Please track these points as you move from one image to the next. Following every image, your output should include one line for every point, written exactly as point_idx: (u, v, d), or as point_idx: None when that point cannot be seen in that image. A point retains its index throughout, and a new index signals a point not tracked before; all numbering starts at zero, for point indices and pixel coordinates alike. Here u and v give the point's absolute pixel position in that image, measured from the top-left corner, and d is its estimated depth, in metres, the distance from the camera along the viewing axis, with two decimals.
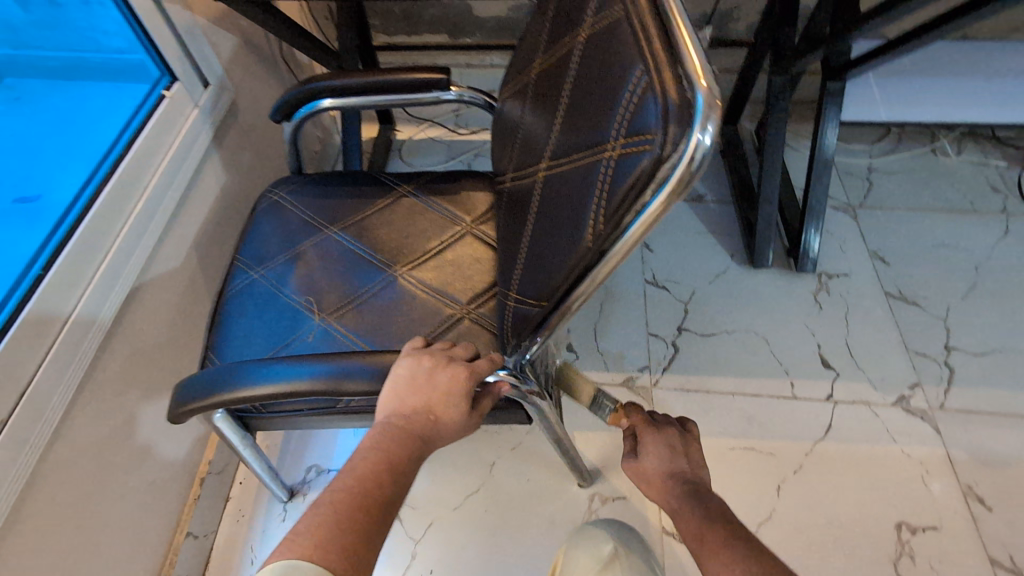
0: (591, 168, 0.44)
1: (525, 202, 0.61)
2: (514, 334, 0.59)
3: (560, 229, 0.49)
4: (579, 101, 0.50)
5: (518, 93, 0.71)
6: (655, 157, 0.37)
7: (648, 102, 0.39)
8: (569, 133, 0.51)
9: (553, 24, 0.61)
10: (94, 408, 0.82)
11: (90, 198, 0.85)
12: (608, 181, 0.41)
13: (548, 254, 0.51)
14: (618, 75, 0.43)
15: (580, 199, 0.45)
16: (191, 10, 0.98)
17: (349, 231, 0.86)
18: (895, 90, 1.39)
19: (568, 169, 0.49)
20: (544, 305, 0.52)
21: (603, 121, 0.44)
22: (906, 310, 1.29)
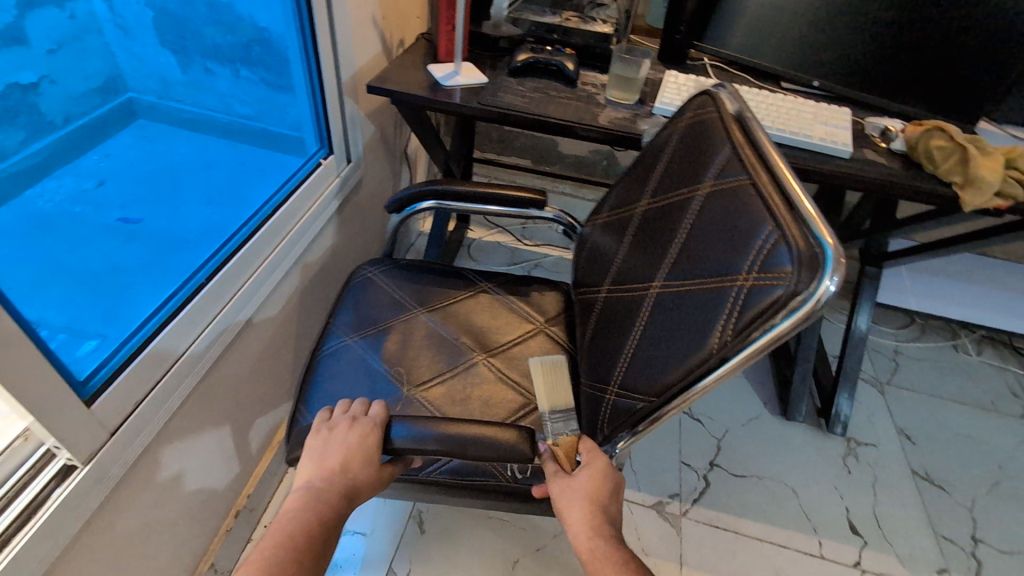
0: (721, 292, 0.56)
1: (630, 313, 0.72)
2: (612, 424, 0.67)
3: (681, 337, 0.60)
4: (699, 241, 0.63)
5: (614, 224, 0.86)
6: (792, 291, 0.49)
7: (781, 250, 0.51)
8: (687, 264, 0.64)
9: (662, 179, 0.77)
10: (189, 415, 0.88)
11: (247, 234, 0.97)
12: (740, 304, 0.53)
13: (662, 355, 0.61)
14: (746, 226, 0.56)
15: (707, 315, 0.57)
16: (358, 104, 1.20)
17: (435, 315, 0.96)
18: (924, 285, 1.55)
19: (689, 291, 0.61)
20: (657, 399, 0.61)
21: (731, 258, 0.57)
22: (932, 492, 1.32)
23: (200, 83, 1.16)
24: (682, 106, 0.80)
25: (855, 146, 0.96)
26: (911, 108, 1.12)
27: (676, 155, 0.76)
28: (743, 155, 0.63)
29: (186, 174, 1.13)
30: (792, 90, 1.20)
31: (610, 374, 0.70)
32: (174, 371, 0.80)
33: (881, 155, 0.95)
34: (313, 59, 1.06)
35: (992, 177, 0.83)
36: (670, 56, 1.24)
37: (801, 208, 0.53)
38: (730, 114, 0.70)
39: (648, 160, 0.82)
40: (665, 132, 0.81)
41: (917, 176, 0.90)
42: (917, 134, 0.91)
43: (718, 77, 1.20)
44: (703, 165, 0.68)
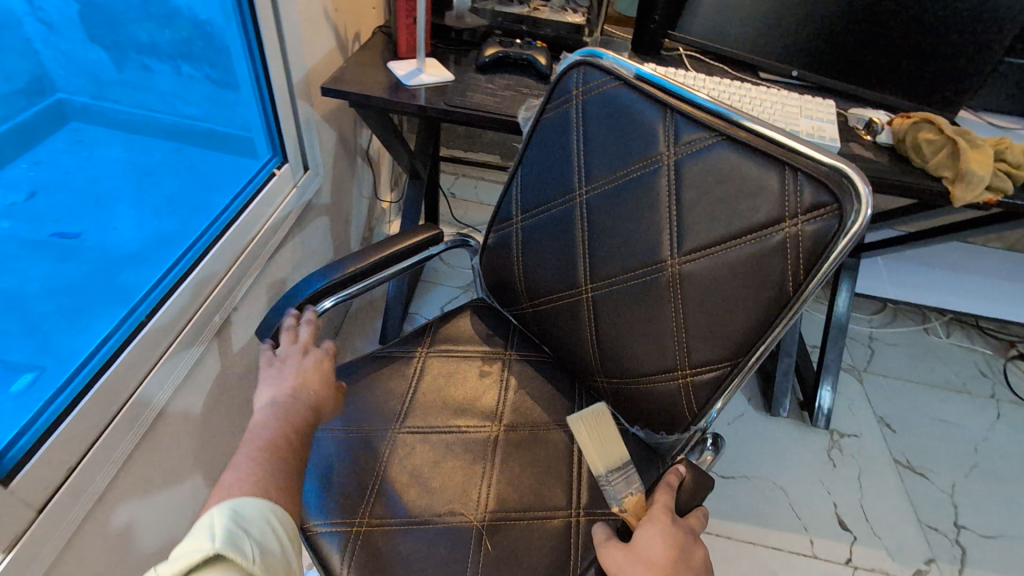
0: (769, 246, 0.60)
1: (645, 298, 0.71)
2: (695, 401, 0.71)
3: (739, 297, 0.63)
4: (700, 209, 0.64)
5: (545, 224, 0.80)
6: (847, 219, 0.55)
7: (808, 184, 0.57)
8: (698, 232, 0.65)
9: (591, 161, 0.74)
10: (138, 467, 0.80)
11: (193, 259, 0.89)
12: (799, 246, 0.58)
13: (719, 319, 0.65)
14: (756, 177, 0.60)
15: (760, 269, 0.61)
16: (313, 106, 1.10)
17: (418, 422, 0.79)
18: (899, 273, 1.55)
19: (723, 258, 0.63)
20: (737, 364, 0.66)
21: (754, 213, 0.60)
22: (915, 481, 1.33)
23: (136, 80, 0.89)
24: (562, 81, 0.76)
25: (841, 141, 0.92)
26: (892, 98, 1.09)
27: (597, 135, 0.73)
28: (689, 115, 0.64)
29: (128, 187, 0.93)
30: (772, 81, 1.15)
31: (662, 361, 0.71)
32: (111, 430, 0.72)
33: (866, 149, 0.92)
34: (258, 61, 0.96)
35: (982, 170, 0.80)
36: (645, 46, 1.18)
37: (789, 142, 0.58)
38: (629, 79, 0.69)
39: (563, 148, 0.77)
40: (556, 113, 0.77)
41: (905, 171, 0.87)
42: (905, 127, 0.88)
43: (696, 69, 1.15)
44: (645, 137, 0.68)
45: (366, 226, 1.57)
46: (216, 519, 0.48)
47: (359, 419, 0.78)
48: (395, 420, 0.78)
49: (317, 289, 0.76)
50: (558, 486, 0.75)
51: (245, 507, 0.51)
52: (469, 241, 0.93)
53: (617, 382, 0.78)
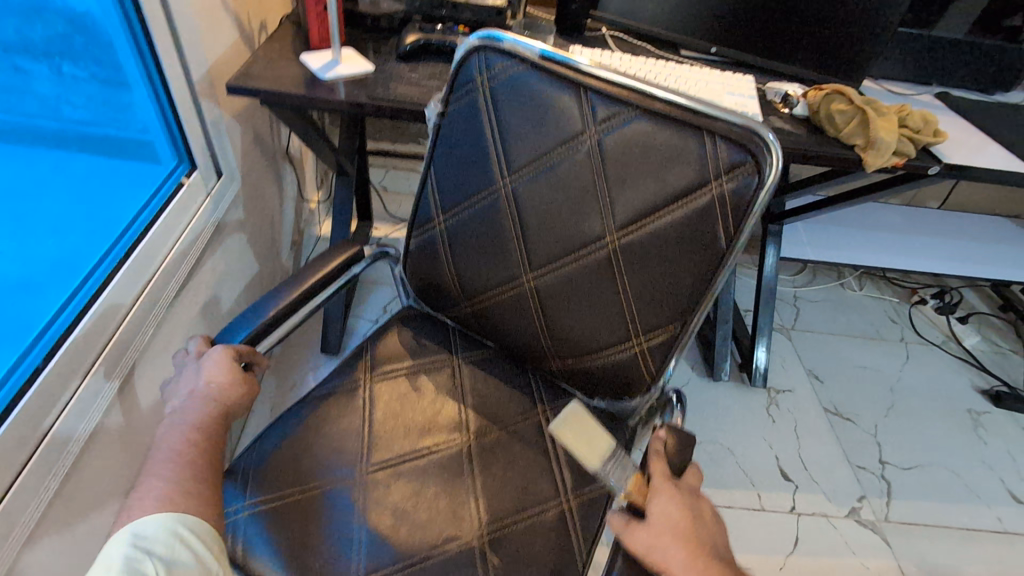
0: (699, 209, 0.61)
1: (590, 279, 0.71)
2: (654, 365, 0.73)
3: (679, 264, 0.64)
4: (627, 187, 0.63)
5: (471, 219, 0.76)
6: (765, 174, 0.56)
7: (725, 146, 0.57)
8: (630, 209, 0.64)
9: (508, 147, 0.70)
10: (54, 518, 0.72)
11: (95, 288, 0.80)
12: (726, 207, 0.59)
13: (663, 286, 0.67)
14: (678, 145, 0.59)
15: (695, 233, 0.62)
16: (220, 106, 1.01)
17: (377, 445, 0.77)
18: (818, 234, 1.64)
19: (656, 230, 0.64)
20: (683, 324, 0.68)
21: (682, 180, 0.60)
22: (844, 426, 1.44)
23: (8, 83, 0.68)
24: (462, 69, 0.69)
25: (762, 115, 0.96)
26: (803, 70, 1.14)
27: (510, 124, 0.68)
28: (602, 91, 0.62)
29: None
30: (693, 58, 1.18)
31: (616, 334, 0.73)
32: (15, 489, 0.64)
33: (785, 122, 0.96)
34: (149, 59, 0.88)
35: (889, 137, 0.87)
36: (568, 27, 1.16)
37: (700, 107, 0.57)
38: (533, 60, 0.64)
39: (477, 139, 0.71)
40: (461, 104, 0.71)
41: (821, 141, 0.92)
42: (819, 100, 0.92)
43: (620, 49, 1.15)
44: (560, 119, 0.65)
45: (294, 229, 1.49)
46: (114, 549, 0.50)
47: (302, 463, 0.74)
48: (357, 460, 0.75)
49: (242, 339, 0.70)
50: (526, 483, 0.75)
51: (144, 526, 0.52)
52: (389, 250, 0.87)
53: (573, 362, 0.79)
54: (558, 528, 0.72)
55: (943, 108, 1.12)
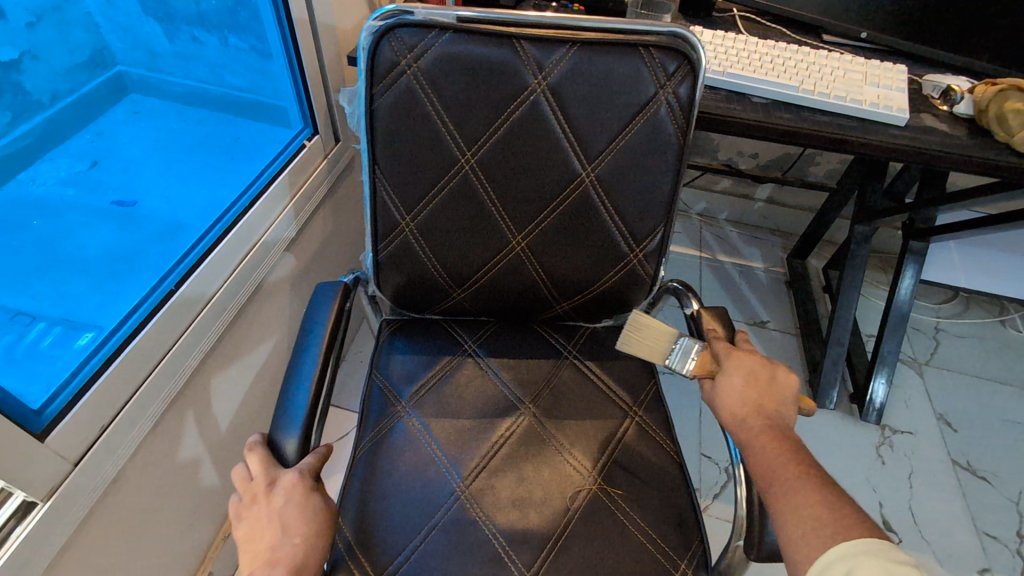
0: (655, 116, 0.66)
1: (574, 218, 0.73)
2: (649, 273, 0.79)
3: (650, 173, 0.70)
4: (590, 124, 0.66)
5: (445, 208, 0.72)
6: (696, 61, 0.63)
7: (659, 55, 0.63)
8: (600, 142, 0.67)
9: (462, 120, 0.66)
10: (174, 422, 0.84)
11: (221, 231, 0.90)
12: (677, 106, 0.65)
13: (637, 197, 0.71)
14: (620, 69, 0.63)
15: (656, 139, 0.67)
16: (345, 77, 1.09)
17: (445, 402, 0.77)
18: (975, 257, 1.37)
19: (624, 149, 0.68)
20: (664, 223, 0.74)
21: (633, 98, 0.64)
22: (976, 485, 1.23)
23: None
24: (375, 59, 0.63)
25: (912, 111, 0.83)
26: (976, 62, 0.96)
27: (456, 97, 0.64)
28: (537, 39, 0.62)
29: (173, 161, 1.02)
30: (837, 44, 1.03)
31: (609, 259, 0.77)
32: (143, 393, 0.75)
33: (941, 121, 0.82)
34: (286, 29, 0.94)
35: None
36: (691, 9, 1.08)
37: (616, 29, 0.61)
38: (451, 26, 0.61)
39: (427, 124, 0.66)
40: (391, 97, 0.64)
41: (985, 147, 0.77)
42: (989, 96, 0.77)
43: (750, 32, 1.04)
44: (506, 74, 0.63)
45: None
46: None
47: (395, 511, 0.66)
48: (446, 477, 0.70)
49: (299, 424, 0.61)
50: (596, 461, 0.72)
51: None
52: (358, 277, 0.77)
53: (575, 300, 0.82)
54: (674, 519, 0.67)
55: None
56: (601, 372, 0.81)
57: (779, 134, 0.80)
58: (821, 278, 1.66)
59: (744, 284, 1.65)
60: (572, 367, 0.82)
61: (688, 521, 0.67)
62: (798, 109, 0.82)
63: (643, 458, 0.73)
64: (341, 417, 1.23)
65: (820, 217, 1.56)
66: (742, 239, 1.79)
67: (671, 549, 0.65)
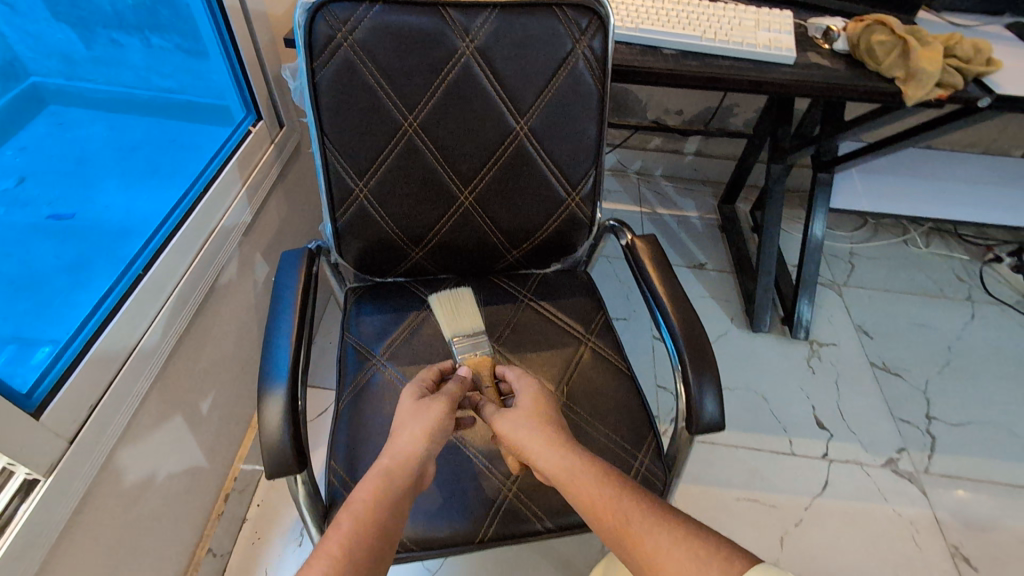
0: (575, 68, 0.74)
1: (514, 169, 0.80)
2: (588, 215, 0.87)
3: (577, 122, 0.78)
4: (519, 81, 0.74)
5: (395, 171, 0.78)
6: (605, 17, 0.72)
7: (572, 13, 0.71)
8: (529, 97, 0.75)
9: (401, 86, 0.72)
10: (155, 406, 0.87)
11: (179, 219, 0.93)
12: (593, 57, 0.73)
13: (568, 145, 0.79)
14: (539, 28, 0.71)
15: (578, 89, 0.75)
16: (281, 62, 1.11)
17: (416, 352, 0.83)
18: (875, 183, 1.54)
19: (552, 100, 0.75)
20: (596, 166, 0.82)
21: (553, 53, 0.72)
22: (891, 381, 1.41)
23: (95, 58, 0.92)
24: (313, 35, 0.67)
25: (799, 51, 0.94)
26: (851, 5, 1.08)
27: (393, 65, 0.70)
28: (460, 5, 0.68)
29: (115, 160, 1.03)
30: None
31: (550, 205, 0.84)
32: (123, 376, 0.78)
33: (824, 57, 0.94)
34: (219, 19, 0.97)
35: (931, 68, 0.84)
36: None
37: None
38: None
39: (368, 93, 0.71)
40: (332, 70, 0.69)
41: (861, 75, 0.90)
42: (858, 32, 0.90)
43: None
44: (438, 40, 0.69)
45: None
46: None
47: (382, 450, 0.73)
48: None
49: (287, 375, 0.62)
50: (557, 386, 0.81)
51: None
52: (321, 246, 0.81)
53: (525, 248, 0.89)
54: (629, 422, 0.77)
55: (1010, 40, 1.05)
56: (555, 310, 0.90)
57: (688, 80, 0.89)
58: (749, 220, 1.81)
59: (681, 232, 1.78)
60: (529, 308, 0.90)
61: (640, 422, 0.78)
62: (703, 57, 0.92)
63: (598, 376, 0.82)
64: (317, 396, 1.27)
65: (742, 162, 1.70)
66: (677, 191, 1.92)
67: (629, 443, 0.75)
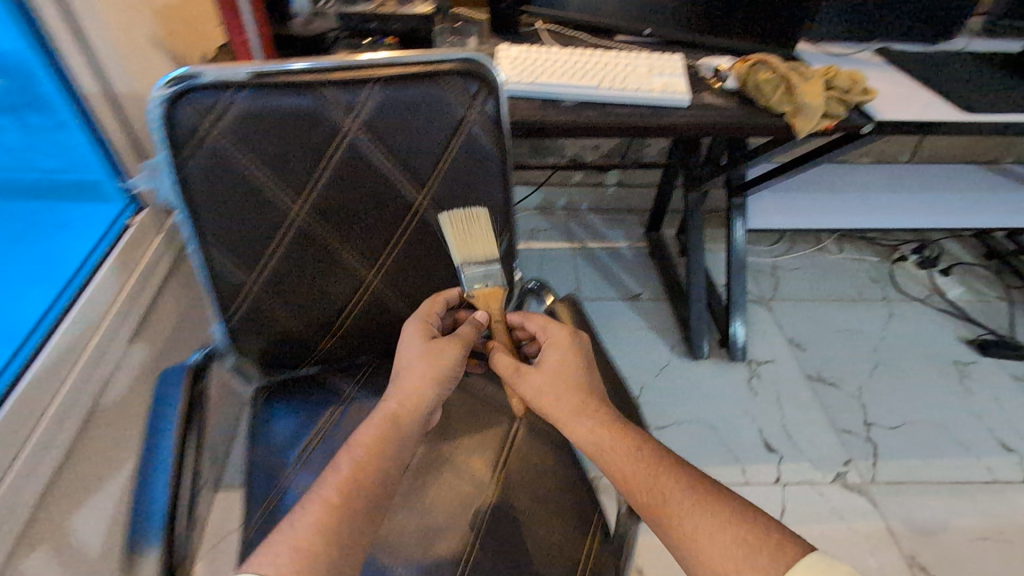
0: (470, 138, 0.70)
1: (419, 243, 0.75)
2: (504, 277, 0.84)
3: (480, 189, 0.74)
4: (412, 155, 0.69)
5: (288, 261, 0.71)
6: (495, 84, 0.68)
7: (460, 83, 0.66)
8: (425, 170, 0.70)
9: (283, 173, 0.65)
10: (29, 559, 0.74)
11: (44, 332, 0.82)
12: (487, 125, 0.70)
13: (474, 213, 0.75)
14: (427, 101, 0.66)
15: (477, 157, 0.71)
16: None
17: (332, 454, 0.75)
18: (785, 200, 1.61)
19: (450, 172, 0.72)
20: (508, 230, 0.79)
21: (444, 125, 0.68)
22: (827, 391, 1.44)
23: None
24: (174, 127, 0.60)
25: (693, 93, 0.96)
26: (737, 41, 1.12)
27: (270, 152, 0.64)
28: (336, 83, 0.63)
29: None
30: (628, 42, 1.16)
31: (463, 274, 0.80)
32: None
33: (718, 97, 0.96)
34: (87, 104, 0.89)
35: (816, 102, 0.87)
36: (501, 25, 1.16)
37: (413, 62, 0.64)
38: (245, 83, 0.60)
39: (246, 182, 0.65)
40: (201, 162, 0.62)
41: (753, 112, 0.92)
42: (744, 71, 0.92)
43: (553, 41, 1.15)
44: (317, 122, 0.64)
45: None
46: None
47: None
48: None
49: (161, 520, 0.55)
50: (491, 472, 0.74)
51: None
52: (213, 351, 0.73)
53: None
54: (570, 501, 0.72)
55: (882, 65, 1.11)
56: (484, 382, 0.84)
57: (589, 131, 0.88)
58: (676, 244, 1.84)
59: (613, 263, 1.79)
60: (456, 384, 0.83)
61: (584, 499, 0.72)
62: (602, 106, 0.91)
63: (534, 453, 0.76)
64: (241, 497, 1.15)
65: (661, 190, 1.73)
66: (604, 223, 1.93)
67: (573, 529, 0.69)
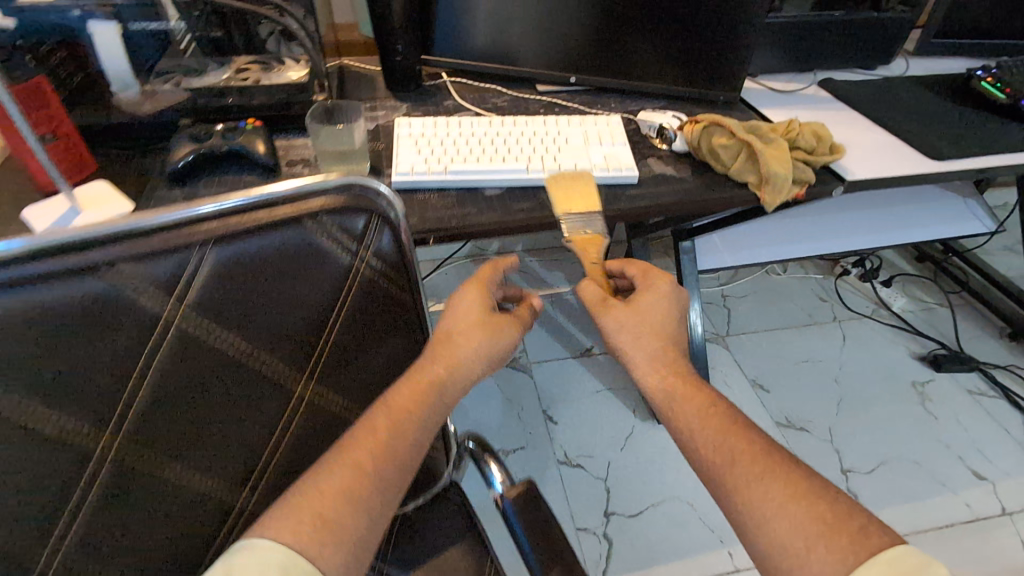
0: (363, 287, 0.51)
1: (305, 429, 0.54)
2: None
3: (384, 344, 0.55)
4: (281, 327, 0.48)
5: (100, 531, 0.44)
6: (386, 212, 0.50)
7: (338, 219, 0.47)
8: (304, 342, 0.49)
9: (68, 410, 0.39)
10: None
11: None
12: (383, 265, 0.51)
13: (378, 374, 0.56)
14: (290, 254, 0.46)
15: (375, 307, 0.52)
16: None
17: None
18: (730, 233, 1.51)
19: (340, 334, 0.51)
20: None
21: (323, 278, 0.48)
22: (799, 439, 1.36)
23: None
24: None
25: (639, 162, 0.80)
26: (676, 87, 0.96)
27: (35, 386, 0.38)
28: (135, 256, 0.40)
29: None
30: (552, 93, 0.99)
31: None
32: None
33: (668, 164, 0.80)
34: None
35: (783, 171, 0.73)
36: (397, 80, 0.95)
37: (262, 205, 0.44)
38: None
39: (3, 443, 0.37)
40: None
41: (712, 182, 0.77)
42: (697, 135, 0.77)
43: (464, 97, 0.96)
44: (115, 318, 0.40)
45: None
46: None
47: None
48: None
49: None
50: None
51: None
52: None
53: None
54: None
55: (830, 102, 1.01)
56: None
57: (524, 228, 0.70)
58: None
59: (558, 313, 1.62)
60: None
61: None
62: (535, 192, 0.73)
63: None
64: None
65: None
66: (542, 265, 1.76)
67: None
